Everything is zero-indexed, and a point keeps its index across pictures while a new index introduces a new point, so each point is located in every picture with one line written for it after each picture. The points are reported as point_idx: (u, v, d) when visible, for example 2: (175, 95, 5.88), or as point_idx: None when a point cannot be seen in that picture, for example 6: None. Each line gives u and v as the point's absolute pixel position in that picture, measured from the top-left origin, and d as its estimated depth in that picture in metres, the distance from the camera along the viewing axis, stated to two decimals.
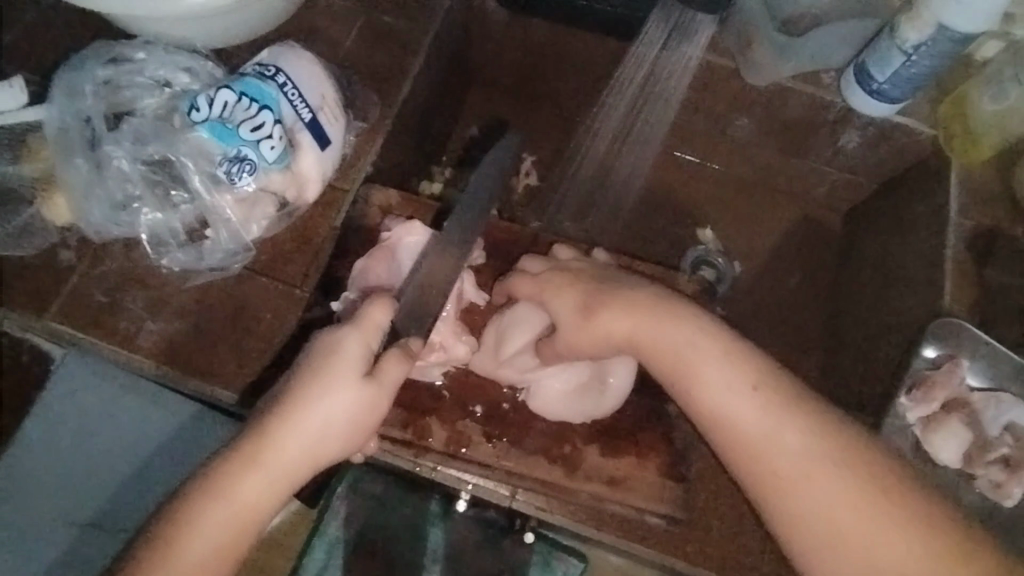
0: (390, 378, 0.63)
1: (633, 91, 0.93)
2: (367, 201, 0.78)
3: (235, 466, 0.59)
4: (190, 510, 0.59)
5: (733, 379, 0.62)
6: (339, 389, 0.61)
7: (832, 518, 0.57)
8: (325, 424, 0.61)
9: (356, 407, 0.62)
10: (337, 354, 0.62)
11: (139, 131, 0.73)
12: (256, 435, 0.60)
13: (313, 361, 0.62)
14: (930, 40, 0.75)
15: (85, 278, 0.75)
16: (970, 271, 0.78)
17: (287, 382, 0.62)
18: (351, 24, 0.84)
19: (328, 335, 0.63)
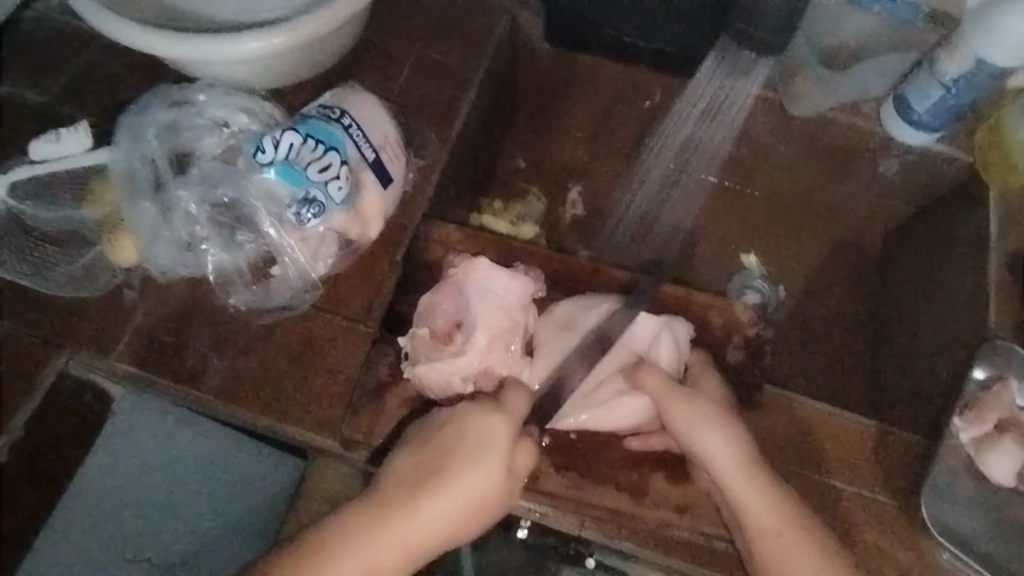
0: (520, 467, 0.66)
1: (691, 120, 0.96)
2: (428, 238, 0.79)
3: (369, 529, 0.63)
4: (318, 559, 0.62)
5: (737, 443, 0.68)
6: (487, 464, 0.64)
7: (772, 531, 0.65)
8: (454, 499, 0.64)
9: (477, 493, 0.64)
10: (487, 433, 0.65)
11: (205, 174, 0.74)
12: (395, 504, 0.63)
13: (442, 435, 0.66)
14: (968, 73, 0.78)
15: (150, 317, 0.75)
16: (1013, 288, 0.79)
17: (422, 455, 0.65)
18: (405, 60, 0.87)
19: (467, 411, 0.67)
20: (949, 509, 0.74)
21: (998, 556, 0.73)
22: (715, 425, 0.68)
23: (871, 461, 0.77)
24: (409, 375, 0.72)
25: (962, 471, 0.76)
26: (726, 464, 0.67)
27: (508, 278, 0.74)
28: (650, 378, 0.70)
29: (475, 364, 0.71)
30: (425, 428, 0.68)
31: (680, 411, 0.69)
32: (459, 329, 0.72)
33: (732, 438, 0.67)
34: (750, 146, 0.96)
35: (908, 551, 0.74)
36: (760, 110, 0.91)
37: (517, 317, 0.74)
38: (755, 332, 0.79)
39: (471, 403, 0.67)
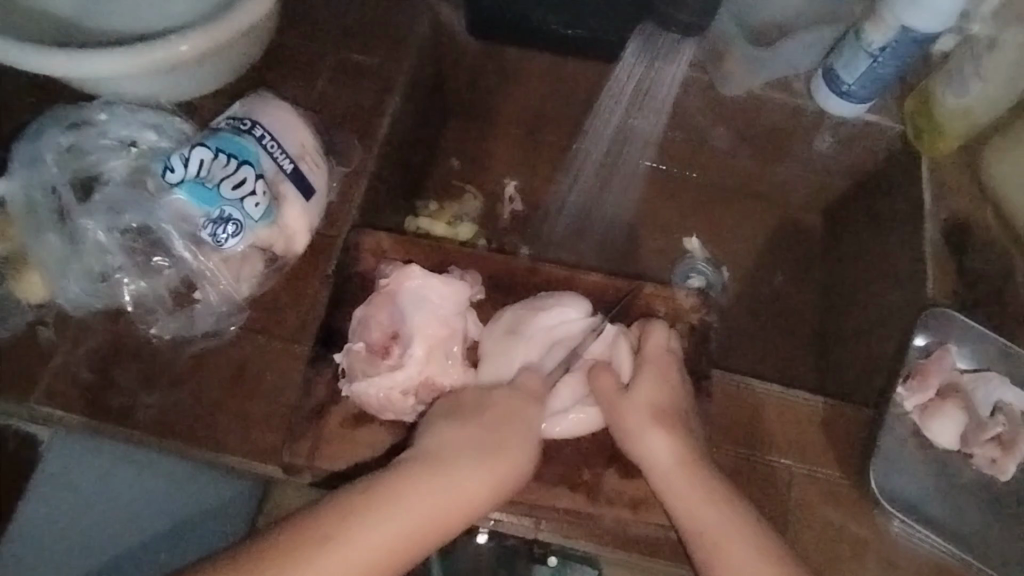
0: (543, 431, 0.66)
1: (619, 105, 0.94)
2: (358, 247, 0.76)
3: (428, 471, 0.60)
4: (377, 499, 0.58)
5: (680, 455, 0.65)
6: (522, 442, 0.64)
7: (722, 535, 0.61)
8: (491, 473, 0.61)
9: (527, 455, 0.64)
10: (525, 418, 0.65)
11: (114, 199, 0.70)
12: (445, 458, 0.61)
13: (486, 412, 0.65)
14: (893, 42, 0.77)
15: (69, 355, 0.71)
16: (949, 259, 0.81)
17: (468, 416, 0.65)
18: (323, 65, 0.84)
19: (508, 397, 0.67)
20: (899, 478, 0.75)
21: (952, 521, 0.74)
22: (665, 423, 0.66)
23: (820, 438, 0.78)
24: (348, 392, 0.69)
25: (909, 439, 0.76)
26: (666, 473, 0.65)
27: (442, 285, 0.72)
28: (602, 380, 0.69)
29: (414, 376, 0.69)
30: (459, 406, 0.67)
31: (630, 409, 0.67)
32: (396, 341, 0.70)
33: (680, 436, 0.66)
34: (686, 131, 0.95)
35: (863, 525, 0.75)
36: (693, 92, 0.90)
37: (454, 323, 0.71)
38: (700, 318, 0.78)
39: (509, 390, 0.68)
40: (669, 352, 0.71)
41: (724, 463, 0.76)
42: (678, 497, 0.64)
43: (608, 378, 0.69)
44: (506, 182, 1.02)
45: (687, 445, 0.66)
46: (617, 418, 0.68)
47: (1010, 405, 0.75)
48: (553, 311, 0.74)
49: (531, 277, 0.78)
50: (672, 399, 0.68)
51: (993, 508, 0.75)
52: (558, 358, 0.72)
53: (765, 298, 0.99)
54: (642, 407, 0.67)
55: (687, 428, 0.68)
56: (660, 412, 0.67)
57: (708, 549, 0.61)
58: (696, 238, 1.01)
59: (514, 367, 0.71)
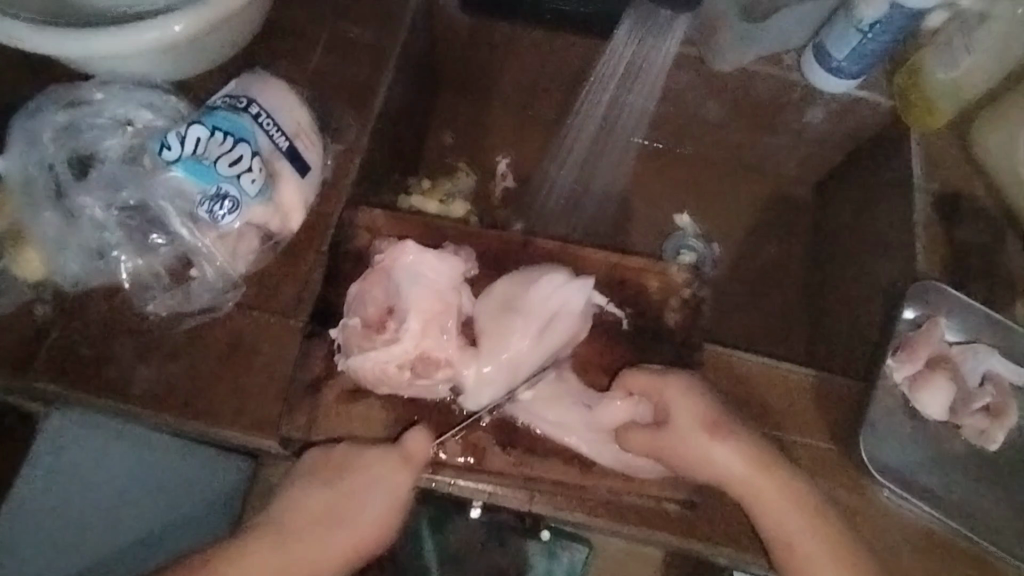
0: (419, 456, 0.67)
1: (619, 74, 0.91)
2: (352, 224, 0.77)
3: (271, 537, 0.65)
4: (256, 546, 0.64)
5: (752, 459, 0.67)
6: (380, 500, 0.66)
7: (803, 544, 0.66)
8: (349, 537, 0.66)
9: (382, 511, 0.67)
10: (387, 484, 0.66)
11: (111, 177, 0.71)
12: (310, 518, 0.66)
13: (336, 478, 0.67)
14: (885, 16, 0.77)
15: (67, 331, 0.71)
16: (938, 230, 0.82)
17: (306, 482, 0.67)
18: (315, 43, 0.84)
19: (376, 460, 0.67)
20: (891, 448, 0.76)
21: (941, 488, 0.76)
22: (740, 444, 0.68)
23: (812, 409, 0.79)
24: (344, 366, 0.71)
25: (901, 409, 0.78)
26: (744, 477, 0.67)
27: (437, 260, 0.73)
28: (634, 436, 0.69)
29: (410, 350, 0.70)
30: (327, 463, 0.67)
31: (682, 438, 0.67)
32: (391, 315, 0.71)
33: (746, 446, 0.68)
34: (677, 105, 0.97)
35: (853, 494, 0.76)
36: (686, 68, 0.91)
37: (449, 298, 0.72)
38: (693, 292, 0.78)
39: (383, 449, 0.67)
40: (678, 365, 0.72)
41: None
42: (769, 511, 0.67)
43: (640, 433, 0.69)
44: (499, 159, 1.04)
45: (752, 447, 0.68)
46: (672, 450, 0.67)
47: (997, 374, 0.77)
48: (540, 287, 0.74)
49: (523, 252, 0.79)
50: (717, 403, 0.69)
51: (980, 476, 0.76)
52: (568, 328, 0.74)
53: (756, 275, 1.01)
54: (693, 423, 0.67)
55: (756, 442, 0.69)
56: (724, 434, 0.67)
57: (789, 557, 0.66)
58: (686, 214, 1.03)
59: (511, 343, 0.72)
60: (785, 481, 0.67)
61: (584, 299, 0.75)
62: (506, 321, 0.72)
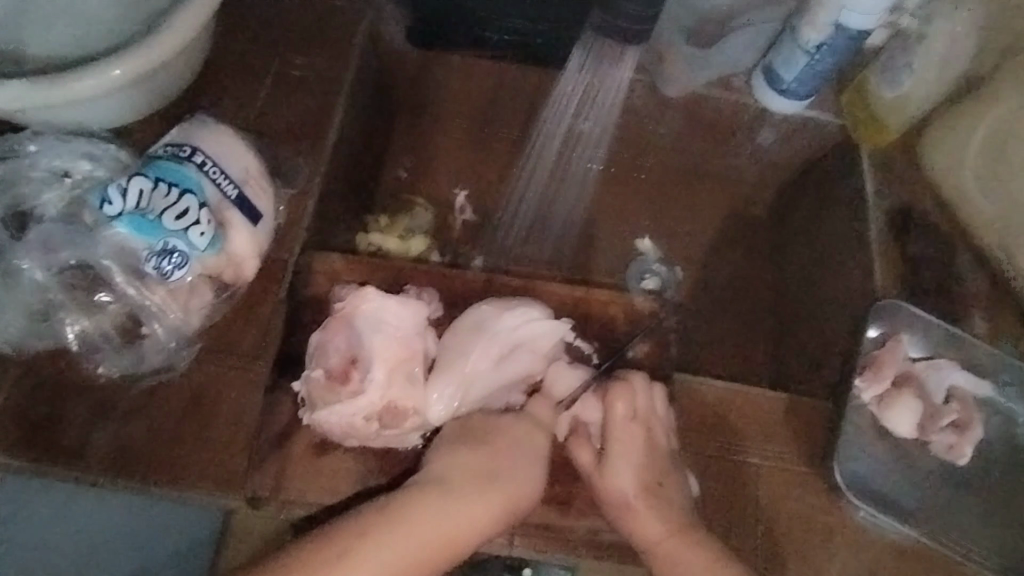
0: (542, 413, 0.71)
1: (583, 91, 0.94)
2: (310, 270, 0.75)
3: (418, 500, 0.64)
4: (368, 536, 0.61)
5: (669, 521, 0.68)
6: (525, 477, 0.67)
7: None
8: (479, 512, 0.65)
9: (521, 490, 0.67)
10: (529, 449, 0.69)
11: (50, 236, 0.67)
12: (446, 492, 0.65)
13: (490, 437, 0.69)
14: (829, 39, 0.79)
15: (6, 400, 0.67)
16: (893, 246, 0.83)
17: (452, 450, 0.68)
18: (263, 83, 0.82)
19: (514, 424, 0.70)
20: (859, 466, 0.77)
21: (909, 503, 0.76)
22: (647, 504, 0.69)
23: (783, 433, 0.79)
24: (310, 422, 0.68)
25: (868, 426, 0.78)
26: (656, 541, 0.68)
27: (399, 306, 0.70)
28: (581, 449, 0.70)
29: (375, 402, 0.67)
30: (468, 428, 0.70)
31: (603, 489, 0.69)
32: (355, 366, 0.68)
33: (663, 512, 0.69)
34: (635, 130, 0.97)
35: (827, 515, 0.76)
36: (641, 93, 0.91)
37: (415, 344, 0.70)
38: (660, 322, 0.78)
39: (517, 416, 0.71)
40: (636, 414, 0.71)
41: (698, 491, 0.76)
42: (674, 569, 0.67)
43: (583, 454, 0.70)
44: (457, 193, 1.01)
45: (673, 514, 0.69)
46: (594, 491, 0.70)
47: (959, 389, 0.79)
48: (502, 316, 0.73)
49: (487, 290, 0.77)
50: (649, 466, 0.70)
51: (949, 490, 0.77)
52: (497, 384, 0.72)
53: (720, 294, 1.02)
54: (620, 474, 0.69)
55: (670, 498, 0.70)
56: (611, 500, 0.69)
57: None
58: (648, 238, 1.02)
59: (475, 367, 0.71)
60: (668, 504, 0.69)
61: (531, 355, 0.73)
62: (472, 344, 0.72)
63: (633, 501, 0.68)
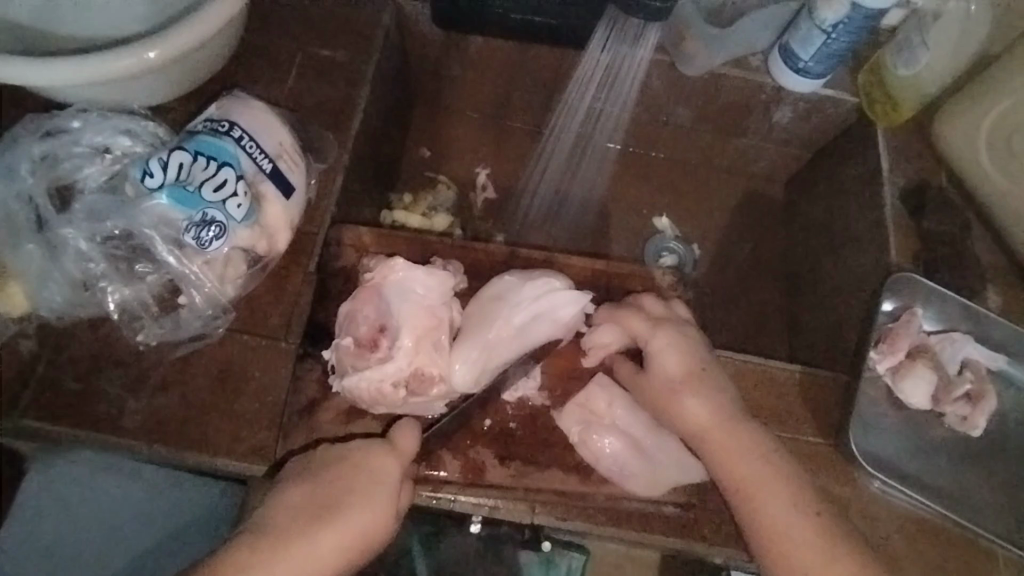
0: (407, 446, 0.68)
1: (597, 80, 0.95)
2: (339, 243, 0.77)
3: (266, 539, 0.61)
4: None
5: (714, 412, 0.70)
6: (383, 499, 0.65)
7: (762, 488, 0.67)
8: (341, 537, 0.63)
9: (370, 513, 0.64)
10: (376, 474, 0.65)
11: (95, 207, 0.71)
12: (320, 515, 0.63)
13: (332, 470, 0.66)
14: (845, 18, 0.80)
15: (51, 366, 0.70)
16: (908, 223, 0.85)
17: (308, 473, 0.66)
18: (292, 63, 0.84)
19: (359, 452, 0.67)
20: (874, 437, 0.79)
21: (922, 473, 0.78)
22: (691, 390, 0.70)
23: (798, 404, 0.81)
24: (339, 389, 0.70)
25: (881, 397, 0.80)
26: (701, 431, 0.70)
27: (427, 276, 0.73)
28: (622, 365, 0.75)
29: (403, 368, 0.70)
30: (321, 459, 0.67)
31: (648, 385, 0.72)
32: (383, 334, 0.71)
33: (712, 401, 0.70)
34: (652, 111, 0.99)
35: (842, 486, 0.78)
36: (660, 75, 0.93)
37: (440, 313, 0.72)
38: (677, 294, 0.80)
39: (367, 440, 0.68)
40: (664, 317, 0.74)
41: None
42: (729, 462, 0.68)
43: (624, 365, 0.74)
44: (479, 171, 1.05)
45: (716, 405, 0.70)
46: (639, 387, 0.73)
47: (975, 362, 0.80)
48: (525, 288, 0.75)
49: (510, 263, 0.79)
50: (693, 364, 0.71)
51: (962, 461, 0.79)
52: (517, 354, 0.74)
53: (734, 272, 1.04)
54: (664, 372, 0.71)
55: (716, 386, 0.71)
56: (653, 394, 0.72)
57: (750, 502, 0.67)
58: (666, 217, 1.05)
59: (495, 338, 0.73)
60: (709, 400, 0.70)
61: (552, 327, 0.75)
62: (493, 315, 0.74)
63: (675, 392, 0.70)
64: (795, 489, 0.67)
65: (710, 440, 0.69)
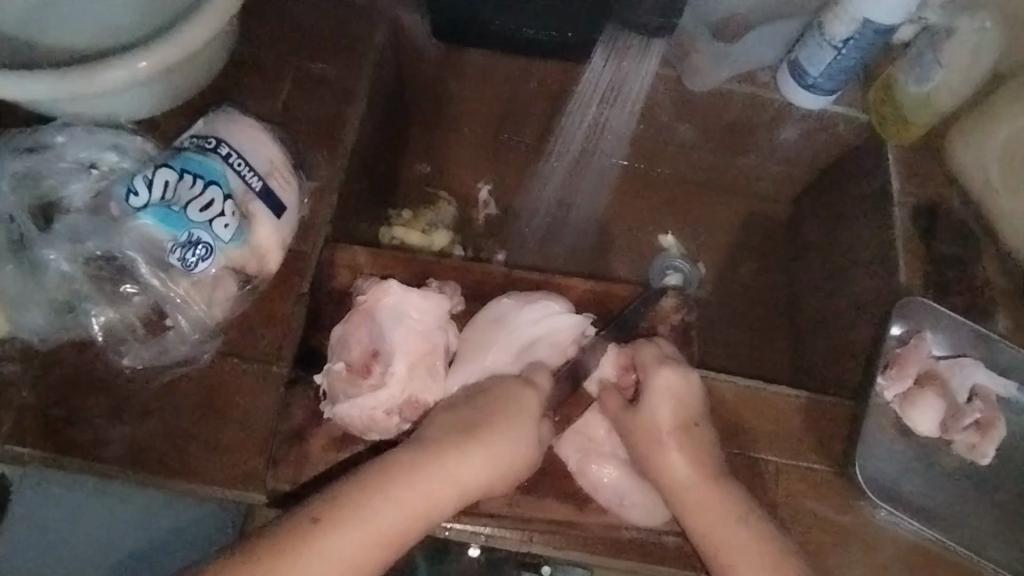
0: (543, 383, 0.69)
1: (602, 88, 0.91)
2: (332, 263, 0.76)
3: (415, 452, 0.62)
4: (362, 493, 0.59)
5: (697, 463, 0.66)
6: (529, 426, 0.65)
7: (731, 548, 0.63)
8: (484, 459, 0.63)
9: (522, 437, 0.64)
10: (524, 402, 0.66)
11: (76, 228, 0.68)
12: (461, 436, 0.64)
13: (480, 399, 0.67)
14: (856, 34, 0.77)
15: (33, 390, 0.68)
16: (919, 245, 0.82)
17: (453, 405, 0.67)
18: (286, 76, 0.82)
19: (505, 384, 0.68)
20: (881, 463, 0.76)
21: (930, 503, 0.76)
22: (676, 441, 0.67)
23: (805, 430, 0.78)
24: (331, 415, 0.68)
25: (889, 427, 0.78)
26: (681, 481, 0.66)
27: (422, 301, 0.70)
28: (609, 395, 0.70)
29: (397, 396, 0.67)
30: (461, 398, 0.68)
31: (637, 425, 0.68)
32: (376, 359, 0.69)
33: (696, 451, 0.67)
34: (656, 126, 0.96)
35: (847, 515, 0.75)
36: (665, 89, 0.90)
37: (436, 338, 0.70)
38: (681, 319, 0.77)
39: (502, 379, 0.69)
40: (669, 355, 0.71)
41: None
42: (698, 516, 0.65)
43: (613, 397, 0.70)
44: (480, 186, 1.04)
45: (700, 456, 0.67)
46: (628, 430, 0.68)
47: (983, 388, 0.78)
48: (523, 311, 0.73)
49: (509, 286, 0.77)
50: (690, 406, 0.69)
51: (970, 491, 0.76)
52: None
53: (738, 290, 1.02)
54: (660, 413, 0.68)
55: (699, 439, 0.68)
56: (635, 437, 0.68)
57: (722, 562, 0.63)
58: (671, 235, 1.04)
59: (492, 363, 0.71)
60: (694, 448, 0.67)
61: (551, 351, 0.73)
62: (490, 339, 0.72)
63: (659, 438, 0.67)
64: (778, 549, 0.63)
65: (685, 496, 0.65)
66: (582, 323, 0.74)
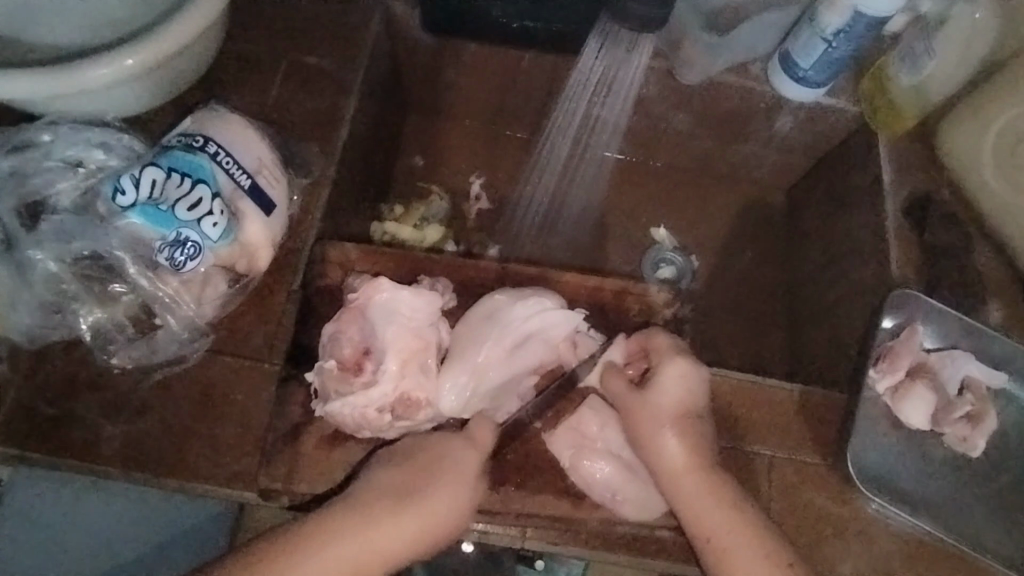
0: (483, 439, 0.66)
1: (594, 82, 0.91)
2: (324, 259, 0.75)
3: (346, 512, 0.62)
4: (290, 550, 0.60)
5: (697, 453, 0.66)
6: (461, 491, 0.64)
7: (728, 539, 0.64)
8: (419, 521, 0.62)
9: (453, 501, 0.64)
10: (462, 464, 0.65)
11: (63, 227, 0.67)
12: (395, 496, 0.63)
13: (419, 454, 0.66)
14: (848, 24, 0.76)
15: (24, 391, 0.68)
16: (911, 236, 0.83)
17: (397, 457, 0.66)
18: (275, 71, 0.81)
19: (446, 440, 0.66)
20: (873, 455, 0.77)
21: (921, 494, 0.76)
22: (679, 431, 0.67)
23: (798, 423, 0.79)
24: (323, 413, 0.68)
25: (881, 418, 0.78)
26: (680, 471, 0.66)
27: (414, 298, 0.70)
28: (614, 380, 0.70)
29: (389, 393, 0.67)
30: (413, 445, 0.67)
31: (641, 415, 0.67)
32: (368, 357, 0.68)
33: (694, 443, 0.67)
34: (648, 118, 0.96)
35: (840, 507, 0.75)
36: (655, 81, 0.90)
37: (428, 335, 0.70)
38: (674, 312, 0.77)
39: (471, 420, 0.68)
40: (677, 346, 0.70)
41: None
42: (695, 506, 0.65)
43: (617, 382, 0.69)
44: (472, 180, 1.03)
45: (701, 447, 0.67)
46: (631, 418, 0.68)
47: (975, 380, 0.78)
48: (516, 306, 0.73)
49: (501, 281, 0.77)
50: (693, 398, 0.68)
51: (962, 482, 0.77)
52: (508, 375, 0.72)
53: (732, 283, 1.02)
54: (665, 404, 0.67)
55: (699, 432, 0.68)
56: (637, 426, 0.68)
57: (718, 552, 0.64)
58: (663, 227, 1.03)
59: (486, 358, 0.71)
60: (693, 440, 0.67)
61: (543, 348, 0.73)
62: (485, 334, 0.72)
63: (660, 429, 0.67)
64: (771, 543, 0.63)
65: (684, 485, 0.66)
66: (575, 320, 0.74)
